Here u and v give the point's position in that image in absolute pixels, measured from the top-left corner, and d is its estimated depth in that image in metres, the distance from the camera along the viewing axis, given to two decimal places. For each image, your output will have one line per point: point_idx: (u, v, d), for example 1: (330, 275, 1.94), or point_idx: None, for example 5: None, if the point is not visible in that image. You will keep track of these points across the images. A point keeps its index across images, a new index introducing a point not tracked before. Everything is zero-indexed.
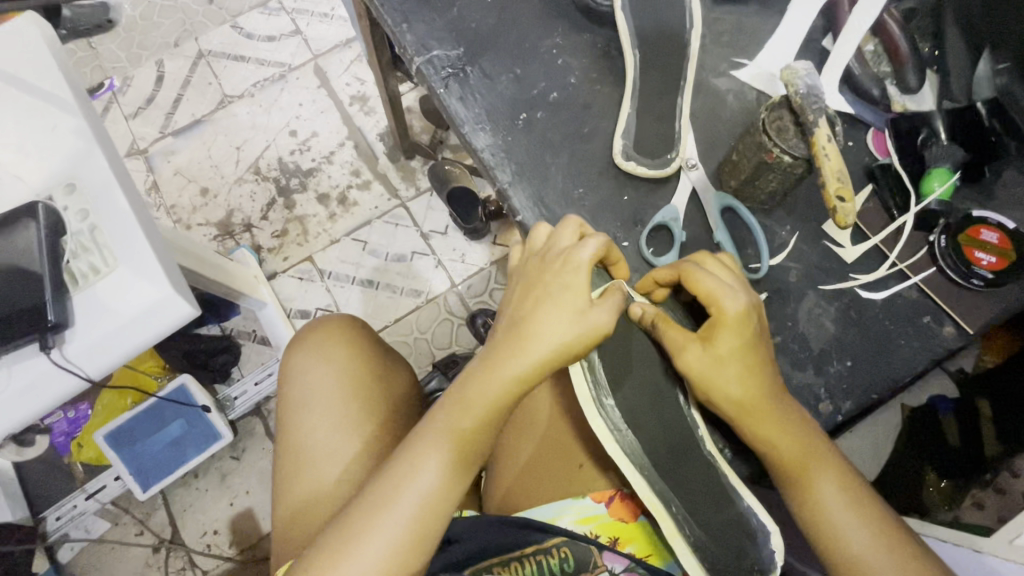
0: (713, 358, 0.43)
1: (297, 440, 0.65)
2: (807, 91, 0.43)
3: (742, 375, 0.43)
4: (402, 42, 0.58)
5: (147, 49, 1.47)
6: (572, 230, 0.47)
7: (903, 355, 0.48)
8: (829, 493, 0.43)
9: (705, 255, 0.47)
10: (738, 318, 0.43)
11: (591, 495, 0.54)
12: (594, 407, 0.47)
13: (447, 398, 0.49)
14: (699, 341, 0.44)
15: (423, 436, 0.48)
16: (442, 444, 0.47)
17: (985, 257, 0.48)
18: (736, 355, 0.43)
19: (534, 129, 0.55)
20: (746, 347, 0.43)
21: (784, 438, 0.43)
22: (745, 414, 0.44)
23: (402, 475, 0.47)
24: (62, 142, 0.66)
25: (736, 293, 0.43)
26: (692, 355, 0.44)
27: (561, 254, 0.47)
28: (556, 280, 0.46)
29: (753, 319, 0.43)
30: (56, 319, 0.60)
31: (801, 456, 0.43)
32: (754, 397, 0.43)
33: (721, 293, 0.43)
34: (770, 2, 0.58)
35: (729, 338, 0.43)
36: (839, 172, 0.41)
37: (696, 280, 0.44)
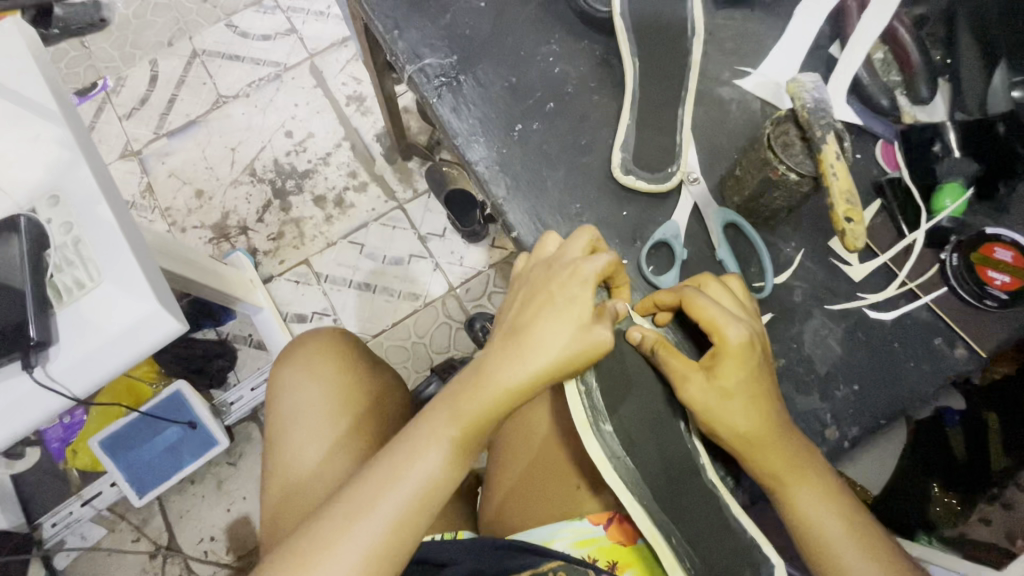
0: (716, 387, 0.42)
1: (283, 448, 0.64)
2: (814, 105, 0.41)
3: (747, 408, 0.42)
4: (393, 49, 0.56)
5: (140, 49, 1.45)
6: (582, 243, 0.45)
7: (912, 377, 0.47)
8: (834, 533, 0.41)
9: (706, 278, 0.46)
10: (741, 349, 0.42)
11: (589, 516, 0.52)
12: (591, 433, 0.45)
13: (435, 408, 0.47)
14: (702, 371, 0.43)
15: (403, 446, 0.46)
16: (421, 456, 0.45)
17: (998, 277, 0.46)
18: (740, 386, 0.42)
19: (531, 141, 0.53)
20: (749, 377, 0.42)
21: (787, 474, 0.42)
22: (749, 447, 0.42)
23: (381, 485, 0.45)
24: (45, 152, 0.64)
25: (740, 322, 0.42)
26: (693, 386, 0.43)
27: (564, 267, 0.45)
28: (556, 294, 0.44)
29: (757, 350, 0.42)
30: (38, 337, 0.58)
31: (804, 494, 0.42)
32: (758, 430, 0.42)
33: (724, 322, 0.42)
34: (775, 6, 0.56)
35: (732, 367, 0.42)
36: (848, 193, 0.39)
37: (700, 309, 0.42)
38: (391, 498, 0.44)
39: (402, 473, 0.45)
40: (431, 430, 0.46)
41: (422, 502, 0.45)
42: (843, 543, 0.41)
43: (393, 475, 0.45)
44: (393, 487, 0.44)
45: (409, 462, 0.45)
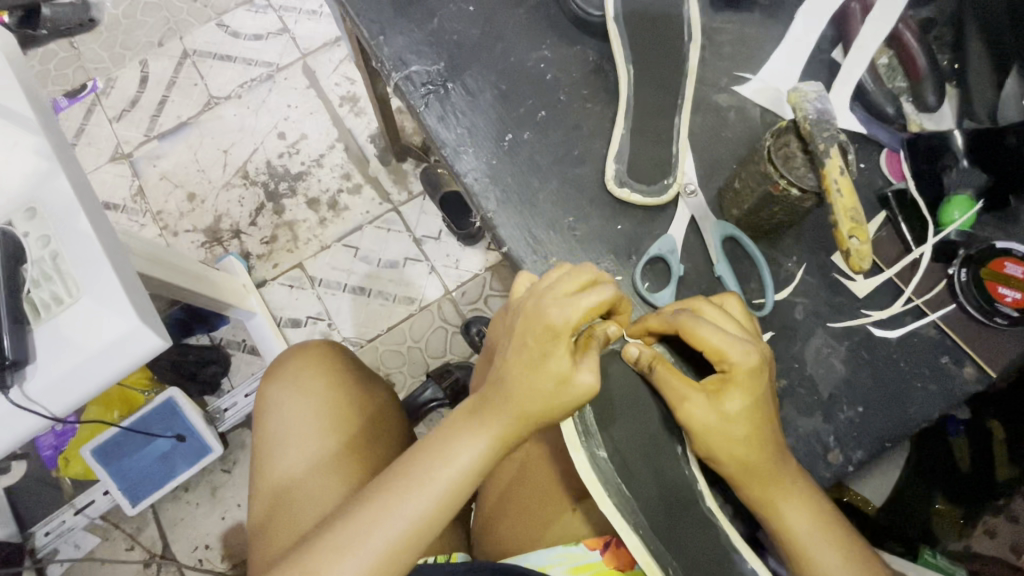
0: (719, 415, 0.41)
1: (274, 469, 0.63)
2: (817, 117, 0.39)
3: (749, 435, 0.40)
4: (379, 55, 0.54)
5: (130, 49, 1.42)
6: (576, 278, 0.42)
7: (919, 398, 0.45)
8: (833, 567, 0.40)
9: (699, 300, 0.44)
10: (747, 375, 0.40)
11: (585, 541, 0.51)
12: (584, 458, 0.43)
13: (425, 441, 0.45)
14: (704, 393, 0.41)
15: (393, 479, 0.44)
16: (411, 490, 0.43)
17: (1009, 293, 0.44)
18: (744, 413, 0.40)
19: (521, 151, 0.51)
20: (754, 406, 0.41)
21: (786, 503, 0.41)
22: (749, 474, 0.41)
23: (369, 518, 0.43)
24: (21, 162, 0.62)
25: (745, 345, 0.40)
26: (695, 408, 0.41)
27: (542, 305, 0.42)
28: (538, 334, 0.42)
29: (763, 375, 0.40)
30: (15, 357, 0.57)
31: (802, 525, 0.41)
32: (758, 457, 0.41)
33: (729, 347, 0.40)
34: (775, 8, 0.54)
35: (737, 397, 0.40)
36: (853, 211, 0.38)
37: (700, 334, 0.40)
38: (380, 533, 0.42)
39: (391, 507, 0.43)
40: (422, 463, 0.44)
41: (415, 539, 0.43)
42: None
43: (382, 509, 0.43)
44: (383, 523, 0.42)
45: (399, 496, 0.43)
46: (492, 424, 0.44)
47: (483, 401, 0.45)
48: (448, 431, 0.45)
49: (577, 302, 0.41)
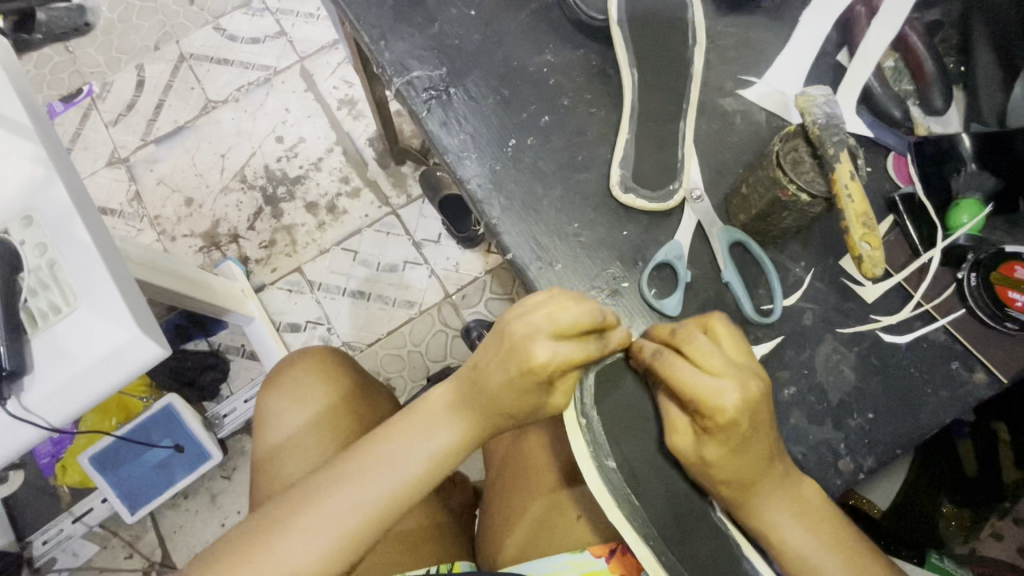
0: (700, 456, 0.40)
1: (268, 463, 0.63)
2: (826, 122, 0.39)
3: (751, 460, 0.40)
4: (380, 60, 0.54)
5: (126, 53, 1.41)
6: (571, 311, 0.42)
7: (930, 405, 0.45)
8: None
9: (691, 335, 0.41)
10: (728, 423, 0.38)
11: (590, 549, 0.50)
12: (593, 470, 0.43)
13: (395, 439, 0.47)
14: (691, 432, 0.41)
15: (353, 472, 0.45)
16: (370, 482, 0.45)
17: (1020, 297, 0.44)
18: (724, 460, 0.40)
19: (524, 158, 0.51)
20: (754, 443, 0.39)
21: (788, 521, 0.40)
22: (752, 492, 0.41)
23: (337, 483, 0.45)
24: (16, 169, 0.61)
25: (723, 393, 0.38)
26: (682, 442, 0.41)
27: (525, 341, 0.42)
28: (517, 369, 0.42)
29: (748, 420, 0.38)
30: (12, 367, 0.55)
31: (807, 544, 0.40)
32: (764, 477, 0.40)
33: (710, 395, 0.38)
34: (780, 12, 0.54)
35: (712, 450, 0.39)
36: (864, 216, 0.37)
37: (677, 377, 0.40)
38: (346, 500, 0.44)
39: (353, 484, 0.45)
40: (393, 442, 0.46)
41: (381, 513, 0.45)
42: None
43: (343, 491, 0.45)
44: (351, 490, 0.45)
45: (368, 468, 0.45)
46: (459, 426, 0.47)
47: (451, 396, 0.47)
48: (419, 411, 0.48)
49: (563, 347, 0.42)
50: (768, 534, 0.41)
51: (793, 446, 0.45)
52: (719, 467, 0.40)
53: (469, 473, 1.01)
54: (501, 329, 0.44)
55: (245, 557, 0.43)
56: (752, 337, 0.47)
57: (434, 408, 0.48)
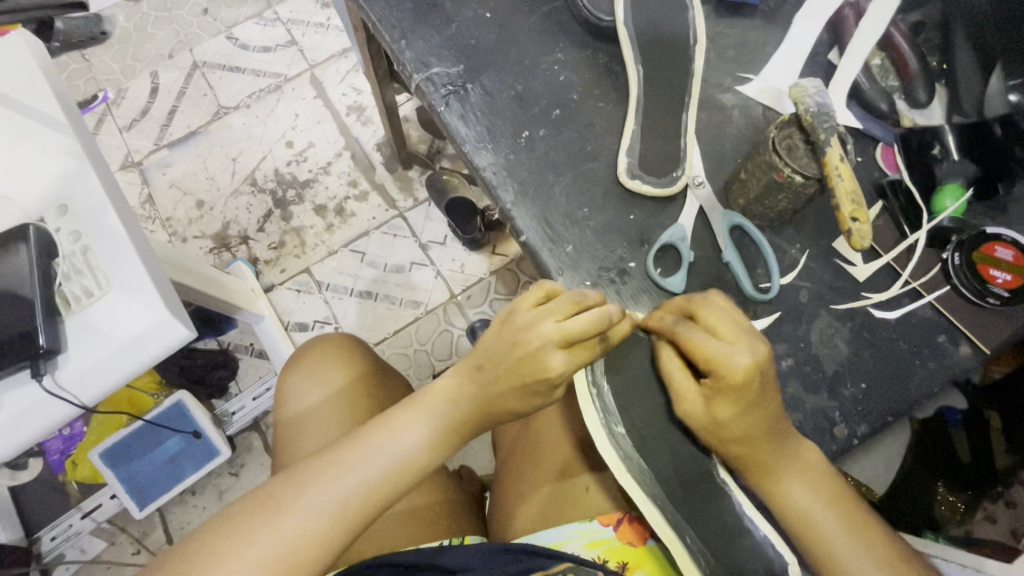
0: (710, 417, 0.43)
1: (285, 437, 0.67)
2: (817, 110, 0.43)
3: (753, 423, 0.42)
4: (400, 58, 0.57)
5: (141, 61, 1.46)
6: (582, 317, 0.44)
7: (919, 375, 0.48)
8: (833, 532, 0.42)
9: (704, 303, 0.44)
10: (739, 382, 0.41)
11: (599, 518, 0.53)
12: (604, 436, 0.46)
13: (402, 422, 0.50)
14: (702, 395, 0.43)
15: (359, 455, 0.49)
16: (373, 464, 0.49)
17: (999, 275, 0.48)
18: (736, 418, 0.42)
19: (537, 148, 0.54)
20: (750, 410, 0.42)
21: (787, 480, 0.44)
22: (751, 463, 0.44)
23: (343, 462, 0.49)
24: (54, 162, 0.64)
25: (737, 354, 0.41)
26: (692, 406, 0.44)
27: (540, 352, 0.45)
28: (531, 377, 0.46)
29: (759, 378, 0.41)
30: (48, 346, 0.58)
31: (804, 498, 0.43)
32: (763, 444, 0.43)
33: (723, 358, 0.41)
34: (774, 15, 0.58)
35: (728, 407, 0.42)
36: (852, 194, 0.41)
37: (692, 343, 0.42)
38: (349, 474, 0.48)
39: (358, 466, 0.49)
40: (397, 424, 0.50)
41: (383, 487, 0.49)
42: (843, 542, 0.42)
43: (347, 471, 0.48)
44: (355, 466, 0.49)
45: (370, 446, 0.49)
46: (459, 411, 0.50)
47: (458, 384, 0.51)
48: (426, 394, 0.52)
49: (569, 353, 0.45)
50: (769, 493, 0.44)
51: (792, 413, 0.48)
52: (727, 426, 0.42)
53: (475, 467, 1.03)
54: (514, 327, 0.47)
55: (249, 529, 0.46)
56: (752, 313, 0.50)
57: (439, 391, 0.51)
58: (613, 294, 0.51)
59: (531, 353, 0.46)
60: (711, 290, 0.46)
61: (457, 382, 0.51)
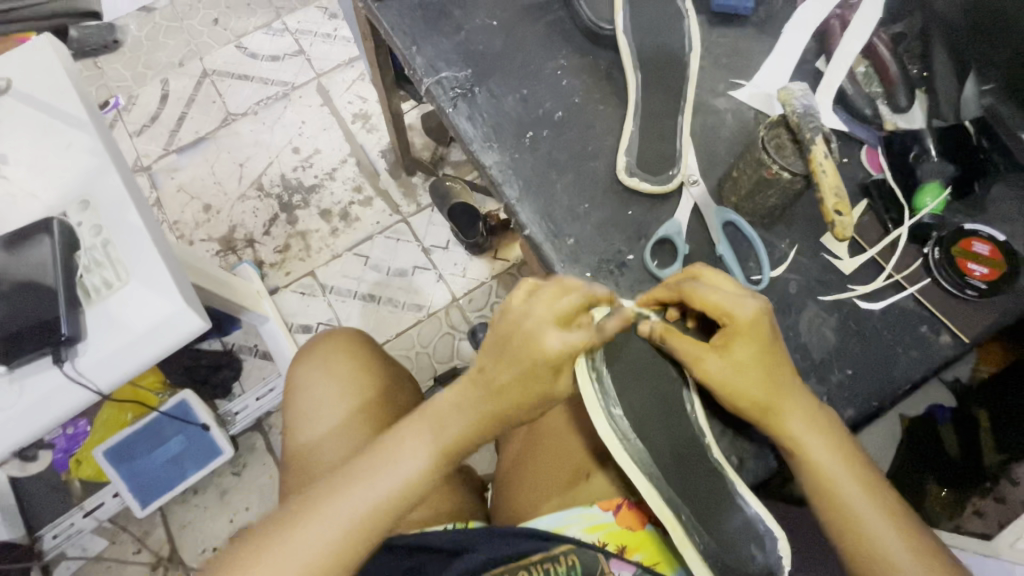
0: (731, 364, 0.46)
1: (301, 440, 0.67)
2: (803, 111, 0.46)
3: (767, 370, 0.46)
4: (411, 63, 0.60)
5: (152, 69, 1.50)
6: (577, 300, 0.47)
7: (902, 363, 0.51)
8: (847, 488, 0.45)
9: (700, 267, 0.49)
10: (749, 324, 0.45)
11: (599, 503, 0.56)
12: (604, 419, 0.49)
13: (415, 429, 0.51)
14: (715, 352, 0.47)
15: (377, 461, 0.50)
16: (393, 475, 0.49)
17: (977, 268, 0.51)
18: (751, 359, 0.46)
19: (541, 147, 0.57)
20: (762, 354, 0.46)
21: (809, 439, 0.46)
22: (764, 410, 0.46)
23: (361, 476, 0.49)
24: (77, 159, 0.67)
25: (746, 300, 0.46)
26: (710, 365, 0.46)
27: (533, 333, 0.47)
28: (528, 360, 0.47)
29: (766, 323, 0.46)
30: (69, 333, 0.60)
31: (824, 455, 0.46)
32: (777, 398, 0.46)
33: (732, 304, 0.45)
34: (764, 26, 0.61)
35: (746, 346, 0.45)
36: (837, 189, 0.44)
37: (702, 295, 0.46)
38: (368, 489, 0.49)
39: (378, 478, 0.49)
40: (405, 437, 0.50)
41: (404, 498, 0.49)
42: (857, 498, 0.45)
43: (367, 483, 0.49)
44: (366, 483, 0.49)
45: (387, 457, 0.50)
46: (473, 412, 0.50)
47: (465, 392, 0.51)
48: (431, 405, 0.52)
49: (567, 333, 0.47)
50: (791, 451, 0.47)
51: None
52: (747, 367, 0.45)
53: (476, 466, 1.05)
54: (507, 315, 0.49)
55: (272, 549, 0.47)
56: None
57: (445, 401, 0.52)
58: (611, 285, 0.54)
59: (522, 340, 0.47)
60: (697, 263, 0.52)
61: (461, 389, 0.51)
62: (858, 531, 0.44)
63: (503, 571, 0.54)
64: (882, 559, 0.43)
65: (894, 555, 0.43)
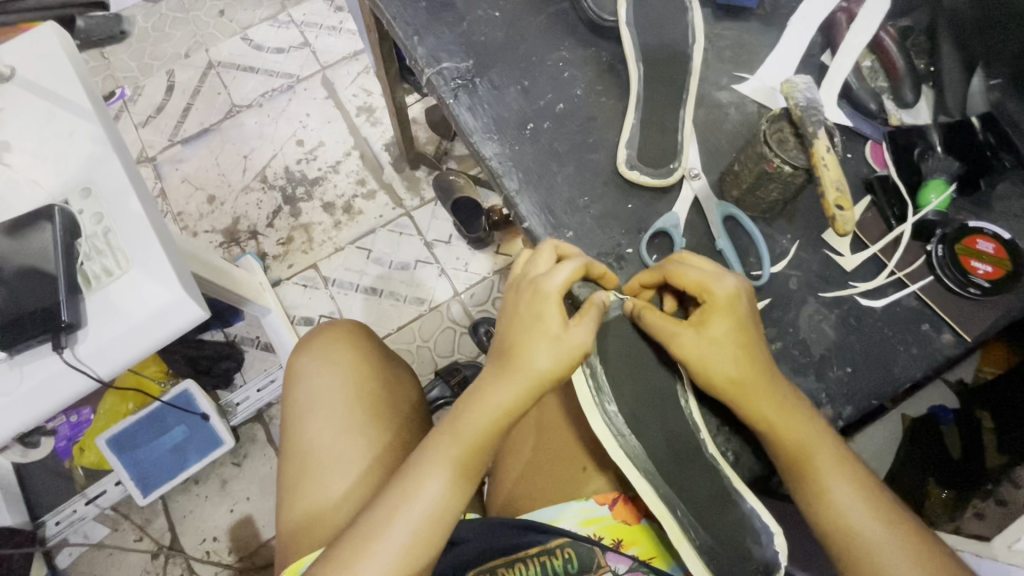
0: (708, 339, 0.46)
1: (308, 444, 0.66)
2: (807, 104, 0.46)
3: (745, 351, 0.46)
4: (412, 54, 0.60)
5: (158, 60, 1.50)
6: (549, 254, 0.50)
7: (902, 361, 0.50)
8: (832, 477, 0.45)
9: (688, 253, 0.50)
10: (727, 301, 0.46)
11: (595, 497, 0.56)
12: (598, 413, 0.49)
13: (434, 442, 0.50)
14: (692, 328, 0.47)
15: (404, 485, 0.49)
16: (425, 499, 0.48)
17: (980, 266, 0.50)
18: (728, 333, 0.46)
19: (541, 139, 0.57)
20: (737, 329, 0.46)
21: (796, 428, 0.46)
22: (739, 385, 0.46)
23: (393, 505, 0.48)
24: (79, 148, 0.67)
25: (725, 278, 0.47)
26: (687, 340, 0.47)
27: (542, 280, 0.48)
28: (533, 297, 0.48)
29: (742, 301, 0.47)
30: (69, 320, 0.60)
31: (810, 448, 0.46)
32: (753, 376, 0.46)
33: (711, 280, 0.46)
34: (769, 19, 0.61)
35: (722, 321, 0.46)
36: (838, 183, 0.44)
37: (683, 272, 0.47)
38: (403, 519, 0.48)
39: (407, 505, 0.48)
40: (434, 458, 0.49)
41: (438, 519, 0.48)
42: (846, 495, 0.45)
43: (399, 511, 0.48)
44: (404, 508, 0.48)
45: (412, 477, 0.49)
46: (494, 404, 0.48)
47: (488, 396, 0.49)
48: (453, 416, 0.50)
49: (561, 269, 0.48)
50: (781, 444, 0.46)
51: None
52: (723, 340, 0.46)
53: None
54: (520, 280, 0.50)
55: None
56: None
57: (459, 410, 0.50)
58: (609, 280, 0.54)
59: (530, 299, 0.48)
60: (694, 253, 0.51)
61: (481, 395, 0.49)
62: (847, 530, 0.44)
63: (498, 561, 0.55)
64: (868, 554, 0.43)
65: (879, 549, 0.43)
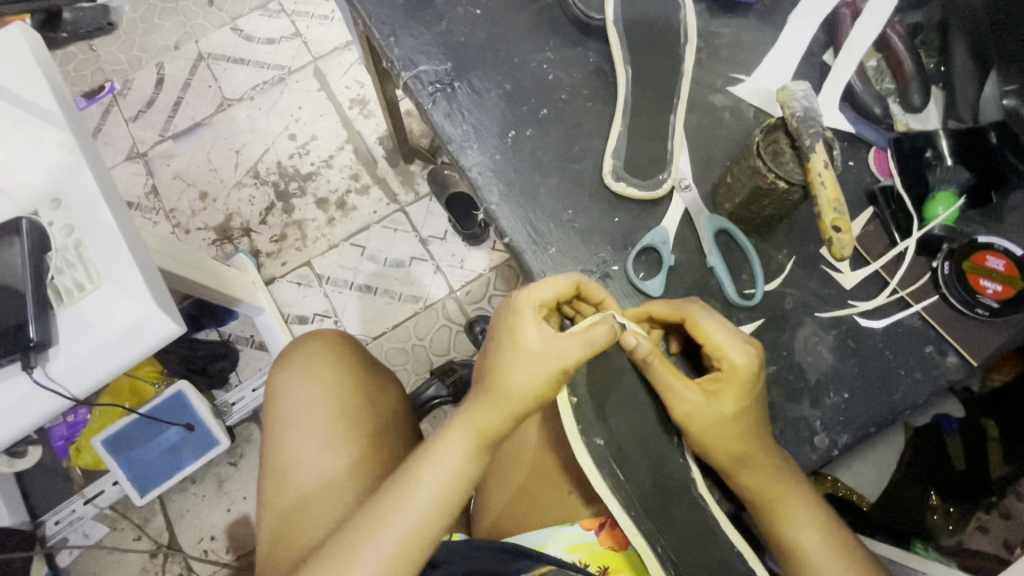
0: (714, 410, 0.45)
1: (286, 458, 0.65)
2: (804, 114, 0.42)
3: (745, 421, 0.45)
4: (390, 55, 0.57)
5: (147, 52, 1.46)
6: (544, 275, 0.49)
7: (904, 386, 0.49)
8: (813, 548, 0.45)
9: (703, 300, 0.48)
10: (743, 374, 0.44)
11: (581, 522, 0.54)
12: (584, 447, 0.47)
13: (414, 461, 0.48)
14: (701, 393, 0.45)
15: (378, 506, 0.47)
16: (398, 520, 0.46)
17: (990, 285, 0.48)
18: (736, 406, 0.45)
19: (524, 147, 0.54)
20: (747, 404, 0.45)
21: (781, 497, 0.45)
22: (727, 454, 0.45)
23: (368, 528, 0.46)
24: (48, 156, 0.64)
25: (744, 349, 0.45)
26: (694, 405, 0.45)
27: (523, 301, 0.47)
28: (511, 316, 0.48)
29: (757, 376, 0.45)
30: (38, 338, 0.59)
31: (790, 507, 0.45)
32: (756, 450, 0.45)
33: (731, 348, 0.44)
34: (769, 14, 0.57)
35: (732, 396, 0.44)
36: (835, 203, 0.41)
37: (708, 329, 0.45)
38: (383, 539, 0.46)
39: (381, 528, 0.46)
40: (411, 478, 0.47)
41: (419, 540, 0.46)
42: (821, 555, 0.45)
43: (373, 533, 0.46)
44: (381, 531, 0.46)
45: (387, 497, 0.47)
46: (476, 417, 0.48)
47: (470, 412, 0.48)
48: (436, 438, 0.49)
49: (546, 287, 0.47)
50: (763, 508, 0.46)
51: (772, 422, 0.49)
52: (729, 413, 0.44)
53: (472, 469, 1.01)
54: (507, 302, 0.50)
55: None
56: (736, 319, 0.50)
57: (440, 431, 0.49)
58: None
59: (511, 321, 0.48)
60: (694, 297, 0.49)
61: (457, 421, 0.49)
62: None
63: None
64: None
65: None
